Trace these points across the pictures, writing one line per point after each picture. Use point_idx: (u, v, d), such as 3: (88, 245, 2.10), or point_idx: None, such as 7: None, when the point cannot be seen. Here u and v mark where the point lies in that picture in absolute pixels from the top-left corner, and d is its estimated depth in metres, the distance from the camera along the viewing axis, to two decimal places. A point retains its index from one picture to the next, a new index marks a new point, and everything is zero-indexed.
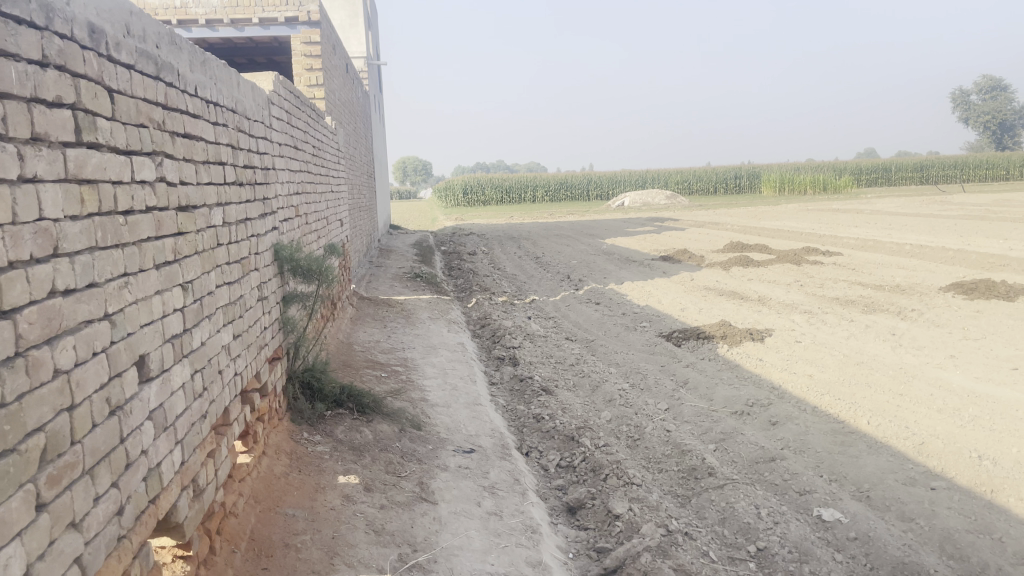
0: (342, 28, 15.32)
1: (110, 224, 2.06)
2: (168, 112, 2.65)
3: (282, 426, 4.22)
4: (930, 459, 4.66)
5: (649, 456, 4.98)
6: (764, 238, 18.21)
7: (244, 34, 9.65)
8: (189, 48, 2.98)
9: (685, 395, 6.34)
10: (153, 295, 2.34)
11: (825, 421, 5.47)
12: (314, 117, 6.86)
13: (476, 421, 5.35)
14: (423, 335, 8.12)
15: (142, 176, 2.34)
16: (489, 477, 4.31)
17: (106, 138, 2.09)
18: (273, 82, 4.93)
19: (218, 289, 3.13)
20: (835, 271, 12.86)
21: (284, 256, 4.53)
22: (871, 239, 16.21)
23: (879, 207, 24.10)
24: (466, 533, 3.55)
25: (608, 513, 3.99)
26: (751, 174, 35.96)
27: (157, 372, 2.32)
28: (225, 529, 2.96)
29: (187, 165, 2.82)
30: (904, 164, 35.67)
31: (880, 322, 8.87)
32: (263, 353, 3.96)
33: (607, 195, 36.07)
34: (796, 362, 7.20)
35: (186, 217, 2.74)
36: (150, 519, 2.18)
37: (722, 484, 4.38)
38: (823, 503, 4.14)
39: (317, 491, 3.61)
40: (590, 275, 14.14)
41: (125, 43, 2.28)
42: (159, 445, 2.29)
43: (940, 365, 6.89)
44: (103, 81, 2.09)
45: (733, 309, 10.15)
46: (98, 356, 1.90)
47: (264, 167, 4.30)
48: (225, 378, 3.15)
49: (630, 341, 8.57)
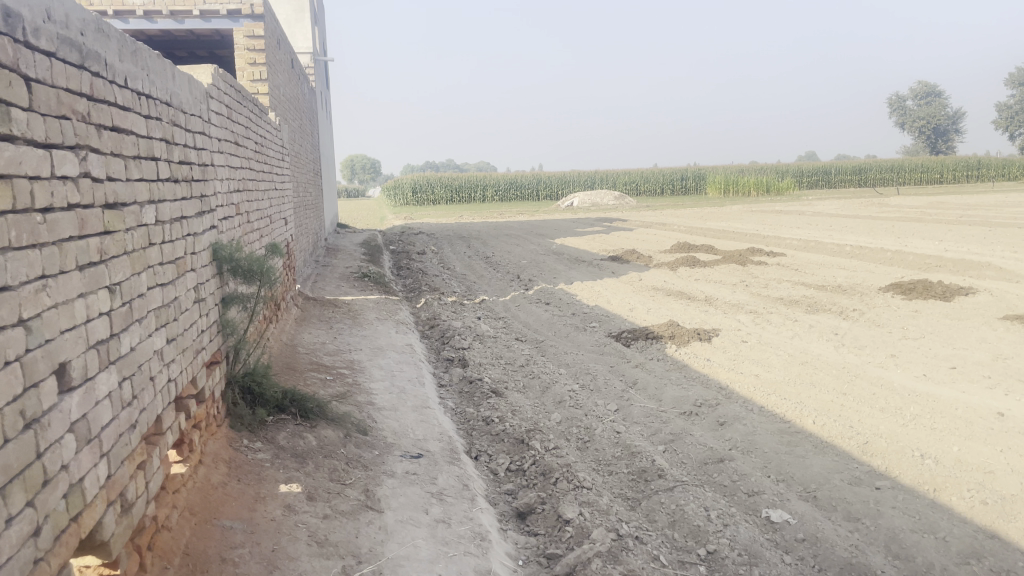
0: (289, 23, 14.99)
1: (26, 222, 1.91)
2: (93, 103, 2.50)
3: (221, 433, 4.06)
4: (874, 458, 4.73)
5: (599, 457, 4.94)
6: (711, 238, 18.47)
7: (184, 26, 9.34)
8: (118, 36, 2.82)
9: (634, 396, 6.33)
10: (75, 298, 2.18)
11: (772, 421, 5.51)
12: (256, 112, 6.66)
13: (424, 425, 5.25)
14: (371, 336, 7.97)
15: (64, 171, 2.19)
16: (436, 483, 4.21)
17: (22, 130, 1.94)
18: (212, 75, 4.75)
19: (150, 291, 2.97)
20: (779, 271, 13.09)
21: (222, 256, 4.37)
22: (812, 240, 16.54)
23: (820, 209, 24.69)
24: (413, 542, 3.45)
25: (559, 518, 3.93)
26: (697, 175, 36.50)
27: (79, 381, 2.17)
28: (155, 544, 2.82)
29: (115, 160, 2.66)
30: (844, 167, 36.65)
31: (823, 322, 9.03)
32: (200, 357, 3.79)
33: (556, 195, 36.17)
34: (743, 362, 7.26)
35: (113, 215, 2.58)
36: (71, 538, 2.03)
37: (672, 487, 4.37)
38: (771, 504, 4.15)
39: (256, 501, 3.47)
40: (540, 275, 14.12)
41: (44, 28, 2.12)
42: (82, 459, 2.14)
43: (882, 364, 7.02)
44: (19, 69, 1.94)
45: (681, 309, 10.22)
46: (10, 366, 1.75)
47: (201, 163, 4.13)
48: (158, 385, 3.00)
49: (580, 342, 8.55)
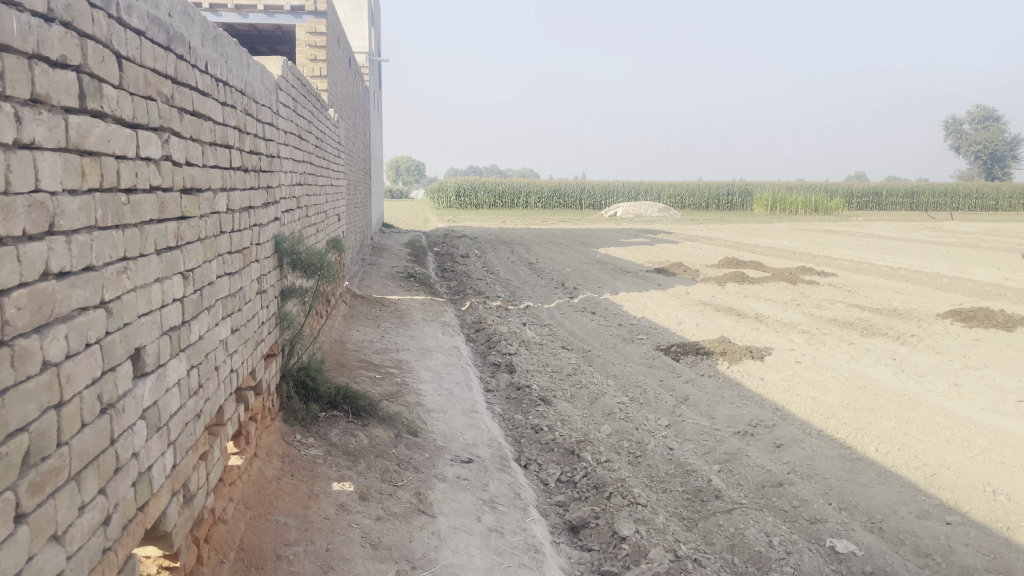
0: (346, 22, 15.06)
1: (112, 202, 1.85)
2: (178, 87, 2.46)
3: (274, 427, 4.02)
4: (942, 491, 4.53)
5: (652, 473, 4.80)
6: (759, 255, 18.15)
7: (248, 20, 9.42)
8: (201, 20, 2.78)
9: (686, 412, 6.17)
10: (152, 283, 2.14)
11: (832, 446, 5.31)
12: (318, 107, 6.67)
13: (473, 430, 5.16)
14: (418, 336, 7.93)
15: (148, 152, 2.14)
16: (488, 490, 4.12)
17: (112, 107, 1.88)
18: (282, 67, 4.73)
19: (219, 279, 2.93)
20: (831, 291, 12.78)
21: (285, 248, 4.33)
22: (865, 261, 16.12)
23: (871, 231, 24.10)
24: (467, 550, 3.36)
25: (613, 534, 3.83)
26: (744, 191, 36.01)
27: (152, 367, 2.12)
28: (212, 537, 2.76)
29: (194, 145, 2.62)
30: (895, 189, 35.88)
31: (880, 346, 8.74)
32: (259, 349, 3.76)
33: (599, 205, 35.94)
34: (798, 383, 7.04)
35: (190, 200, 2.54)
36: (139, 528, 1.98)
37: (730, 509, 4.23)
38: (836, 534, 3.99)
39: (310, 498, 3.41)
40: (585, 283, 13.98)
41: (136, 7, 2.07)
42: (151, 448, 2.09)
43: (945, 393, 6.76)
44: (112, 45, 1.89)
45: (731, 325, 10.01)
46: (91, 348, 1.69)
47: (268, 154, 4.10)
48: (222, 375, 2.96)
49: (628, 353, 8.39)
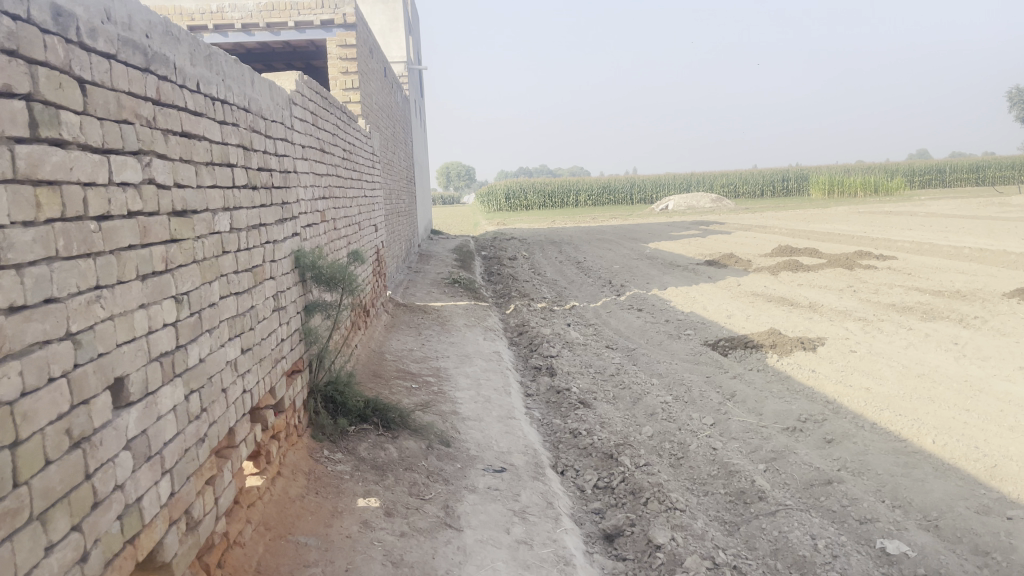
0: (382, 33, 15.00)
1: (78, 230, 1.81)
2: (161, 108, 2.42)
3: (301, 443, 3.99)
4: (1003, 484, 4.26)
5: (693, 476, 4.63)
6: (815, 241, 17.61)
7: (280, 38, 9.47)
8: (190, 39, 2.75)
9: (733, 409, 5.96)
10: (136, 309, 2.10)
11: (886, 439, 5.06)
12: (345, 120, 6.66)
13: (509, 437, 5.05)
14: (459, 343, 7.86)
15: (124, 177, 2.10)
16: (520, 500, 4.02)
17: (75, 134, 1.84)
18: (296, 82, 4.72)
19: (223, 300, 2.90)
20: (890, 275, 12.28)
21: (305, 263, 4.29)
22: (927, 242, 15.45)
23: (934, 209, 23.13)
24: (493, 565, 3.28)
25: (649, 542, 3.70)
26: (799, 176, 35.05)
27: (139, 396, 2.09)
28: (226, 561, 2.73)
29: (185, 166, 2.59)
30: (959, 164, 34.47)
31: (941, 330, 8.33)
32: (280, 367, 3.73)
33: (650, 198, 35.42)
34: (852, 374, 6.75)
35: (181, 223, 2.50)
36: (127, 562, 1.94)
37: (774, 510, 4.04)
38: (887, 534, 3.77)
39: (333, 516, 3.36)
40: (633, 280, 13.75)
41: (102, 29, 2.03)
42: (141, 478, 2.05)
43: (1009, 377, 6.39)
44: (72, 72, 1.85)
45: (783, 316, 9.68)
46: (55, 383, 1.66)
47: (282, 169, 4.08)
48: (231, 397, 2.92)
49: (674, 350, 8.18)
